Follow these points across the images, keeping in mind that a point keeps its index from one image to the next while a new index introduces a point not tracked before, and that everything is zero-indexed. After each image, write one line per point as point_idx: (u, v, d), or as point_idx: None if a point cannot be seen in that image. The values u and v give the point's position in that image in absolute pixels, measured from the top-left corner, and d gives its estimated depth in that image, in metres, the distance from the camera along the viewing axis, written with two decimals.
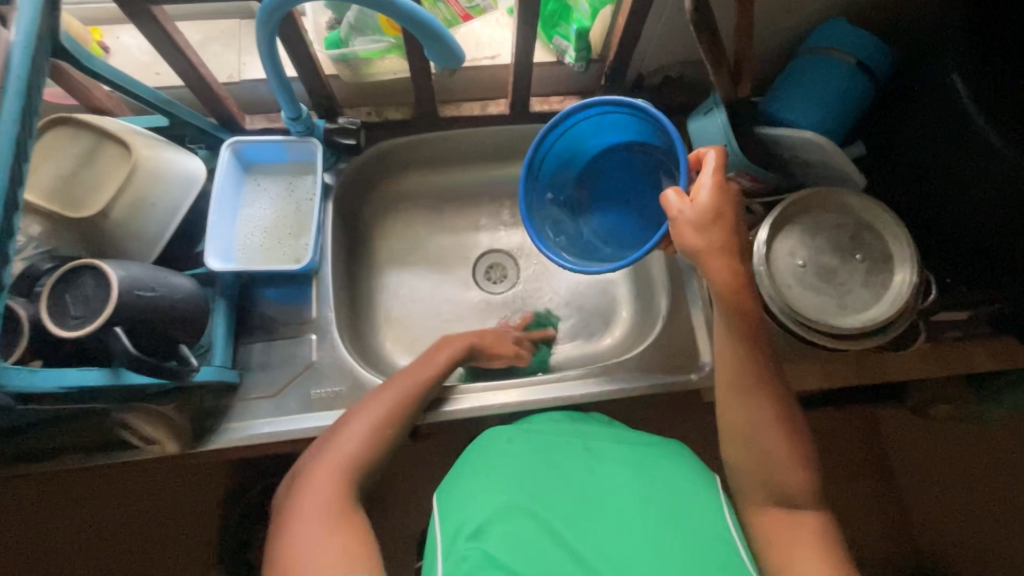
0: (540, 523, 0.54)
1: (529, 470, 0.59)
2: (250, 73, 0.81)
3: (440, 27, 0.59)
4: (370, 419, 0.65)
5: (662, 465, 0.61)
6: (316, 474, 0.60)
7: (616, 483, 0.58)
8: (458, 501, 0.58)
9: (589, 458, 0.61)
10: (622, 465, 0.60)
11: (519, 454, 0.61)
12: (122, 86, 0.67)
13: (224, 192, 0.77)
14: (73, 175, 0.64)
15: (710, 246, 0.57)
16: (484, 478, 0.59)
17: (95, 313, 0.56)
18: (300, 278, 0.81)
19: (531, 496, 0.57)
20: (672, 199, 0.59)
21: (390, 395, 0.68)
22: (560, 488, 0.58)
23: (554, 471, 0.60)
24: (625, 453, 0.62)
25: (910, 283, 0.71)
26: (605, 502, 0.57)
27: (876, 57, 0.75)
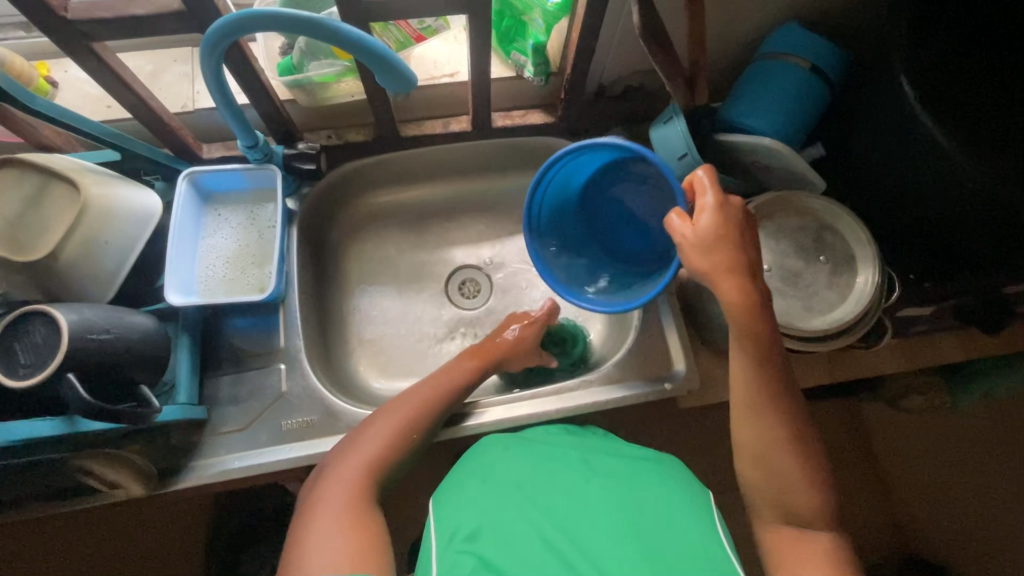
0: (529, 527, 0.54)
1: (520, 474, 0.60)
2: (204, 102, 0.80)
3: (387, 53, 0.58)
4: (391, 422, 0.67)
5: (646, 477, 0.60)
6: (336, 473, 0.62)
7: (601, 488, 0.58)
8: (452, 506, 0.59)
9: (580, 463, 0.62)
10: (610, 475, 0.60)
11: (512, 458, 0.62)
12: (68, 124, 0.65)
13: (183, 225, 0.76)
14: (18, 219, 0.62)
15: (717, 268, 0.57)
16: (480, 483, 0.60)
17: (46, 362, 0.55)
18: (266, 306, 0.80)
19: (523, 500, 0.57)
20: (676, 222, 0.60)
21: (417, 397, 0.71)
22: (552, 490, 0.58)
23: (546, 475, 0.60)
24: (616, 463, 0.62)
25: (872, 283, 0.72)
26: (589, 505, 0.56)
27: (829, 61, 0.76)
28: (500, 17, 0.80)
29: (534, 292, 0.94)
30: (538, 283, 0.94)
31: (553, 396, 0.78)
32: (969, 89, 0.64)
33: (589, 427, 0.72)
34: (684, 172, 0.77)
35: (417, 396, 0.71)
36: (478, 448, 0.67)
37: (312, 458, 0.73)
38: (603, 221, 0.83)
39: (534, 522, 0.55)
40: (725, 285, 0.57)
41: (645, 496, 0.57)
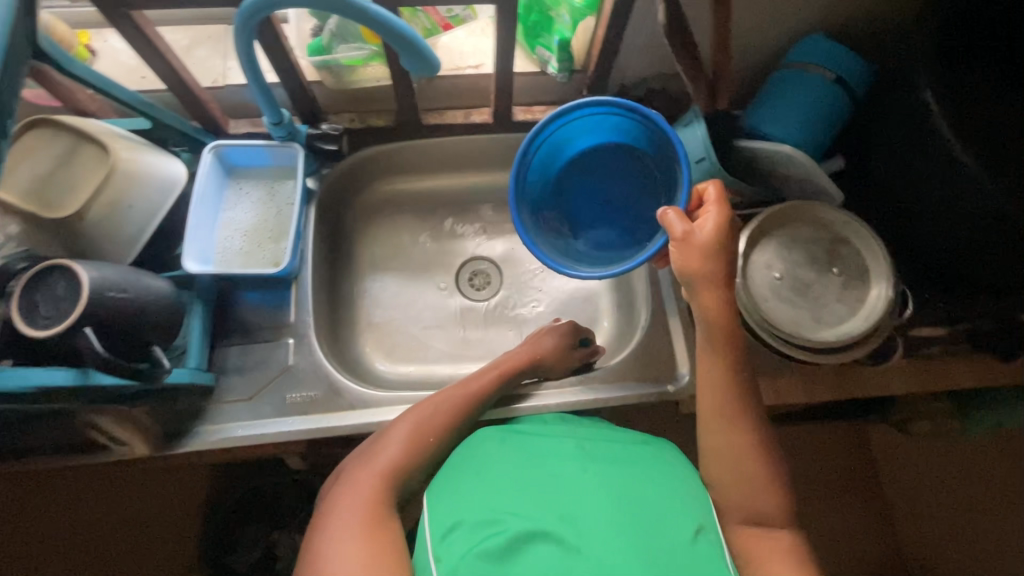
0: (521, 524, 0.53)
1: (515, 469, 0.59)
2: (235, 78, 0.82)
3: (415, 38, 0.60)
4: (412, 424, 0.67)
5: (645, 468, 0.60)
6: (358, 476, 0.62)
7: (605, 483, 0.57)
8: (451, 499, 0.58)
9: (581, 456, 0.60)
10: (610, 467, 0.59)
11: (507, 452, 0.61)
12: (102, 89, 0.67)
13: (205, 196, 0.78)
14: (50, 176, 0.65)
15: (711, 276, 0.60)
16: (474, 477, 0.59)
17: (65, 313, 0.56)
18: (278, 282, 0.81)
19: (515, 495, 0.56)
20: (675, 219, 0.60)
21: (429, 409, 0.69)
22: (546, 486, 0.57)
23: (542, 469, 0.59)
24: (616, 453, 0.62)
25: (886, 298, 0.71)
26: (586, 502, 0.55)
27: (852, 73, 0.76)
28: (527, 11, 0.81)
29: (543, 288, 0.94)
30: (548, 278, 0.95)
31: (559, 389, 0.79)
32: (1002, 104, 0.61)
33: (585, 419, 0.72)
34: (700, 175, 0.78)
35: (423, 409, 0.68)
36: (471, 441, 0.65)
37: (312, 433, 0.74)
38: (576, 208, 0.83)
39: (525, 517, 0.54)
40: (706, 296, 0.60)
41: (645, 492, 0.56)
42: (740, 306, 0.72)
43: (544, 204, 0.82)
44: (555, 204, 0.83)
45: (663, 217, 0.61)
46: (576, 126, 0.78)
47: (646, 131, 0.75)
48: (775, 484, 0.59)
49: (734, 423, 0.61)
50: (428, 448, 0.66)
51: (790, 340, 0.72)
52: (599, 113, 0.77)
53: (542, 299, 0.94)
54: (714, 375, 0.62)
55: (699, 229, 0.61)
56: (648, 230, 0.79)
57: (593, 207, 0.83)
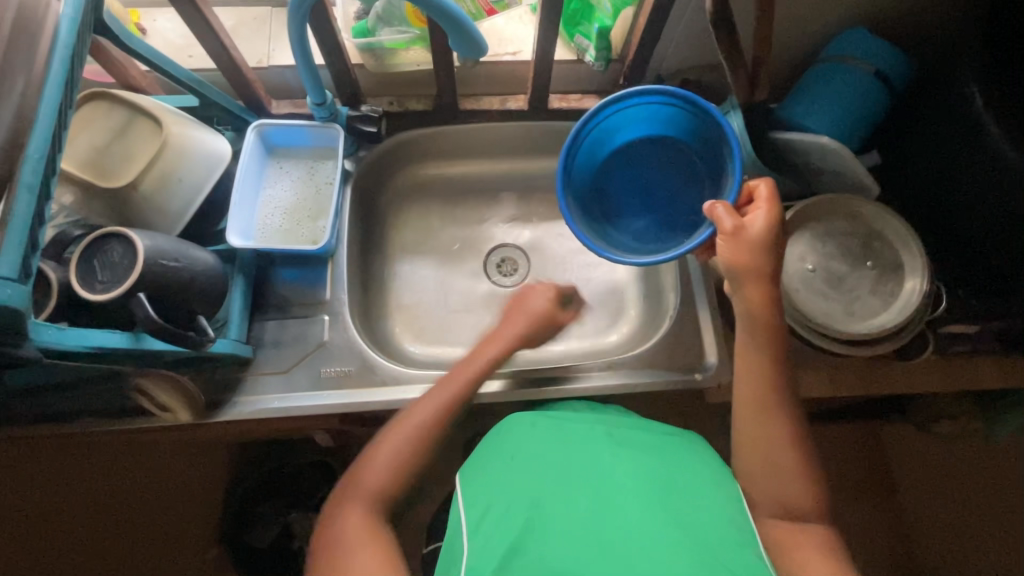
0: (550, 507, 0.54)
1: (545, 451, 0.60)
2: (279, 59, 0.84)
3: (464, 19, 0.62)
4: (425, 414, 0.67)
5: (672, 456, 0.61)
6: (375, 460, 0.64)
7: (635, 466, 0.58)
8: (481, 483, 0.60)
9: (610, 441, 0.62)
10: (640, 453, 0.60)
11: (540, 434, 0.63)
12: (157, 64, 0.69)
13: (248, 173, 0.80)
14: (106, 148, 0.67)
15: (758, 271, 0.60)
16: (507, 459, 0.61)
17: (121, 279, 0.59)
18: (315, 260, 0.83)
19: (543, 479, 0.57)
20: (724, 213, 0.61)
21: (429, 401, 0.68)
22: (576, 468, 0.57)
23: (574, 453, 0.59)
24: (644, 441, 0.63)
25: (920, 290, 0.71)
26: (618, 483, 0.55)
27: (893, 66, 0.76)
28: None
29: (571, 275, 0.95)
30: (577, 265, 0.96)
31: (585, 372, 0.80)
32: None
33: (613, 407, 0.73)
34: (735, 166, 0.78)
35: (429, 398, 0.68)
36: (501, 426, 0.68)
37: (346, 406, 0.76)
38: (616, 196, 0.83)
39: (553, 501, 0.54)
40: (751, 290, 0.61)
41: (675, 476, 0.57)
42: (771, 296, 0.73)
43: (586, 189, 0.82)
44: (597, 189, 0.83)
45: (712, 211, 0.62)
46: (622, 118, 0.79)
47: (698, 126, 0.76)
48: (803, 471, 0.60)
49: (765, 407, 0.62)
50: (433, 440, 0.66)
51: (821, 331, 0.72)
52: (653, 103, 0.77)
53: (569, 287, 0.95)
54: (747, 362, 0.63)
55: (749, 225, 0.61)
56: (686, 225, 0.79)
57: (632, 197, 0.83)
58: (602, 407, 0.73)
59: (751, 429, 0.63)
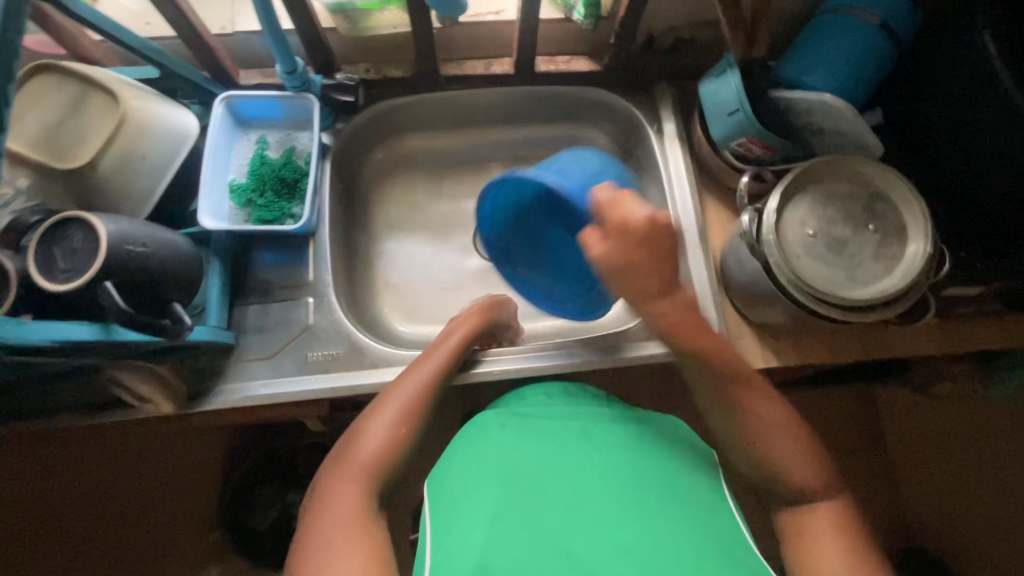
0: (532, 526, 0.52)
1: (517, 460, 0.57)
2: (244, 24, 0.78)
3: None
4: (404, 398, 0.63)
5: (647, 442, 0.60)
6: (370, 426, 0.61)
7: (617, 468, 0.57)
8: (455, 492, 0.57)
9: (586, 443, 0.59)
10: (616, 450, 0.59)
11: (512, 440, 0.59)
12: (110, 32, 0.64)
13: (217, 149, 0.75)
14: (59, 125, 0.62)
15: (625, 266, 0.59)
16: (474, 469, 0.58)
17: (85, 268, 0.55)
18: (296, 241, 0.79)
19: (516, 496, 0.55)
20: (608, 203, 0.59)
21: (437, 356, 0.69)
22: (553, 480, 0.56)
23: (547, 459, 0.57)
24: (616, 432, 0.61)
25: (923, 255, 0.69)
26: (597, 495, 0.54)
27: (898, 16, 0.71)
28: None
29: None
30: None
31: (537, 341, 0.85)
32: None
33: (587, 387, 0.70)
34: (733, 129, 0.75)
35: (412, 376, 0.66)
36: (475, 423, 0.64)
37: (335, 391, 0.74)
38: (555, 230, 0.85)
39: (534, 517, 0.53)
40: (632, 282, 0.59)
41: (650, 474, 0.57)
42: (771, 261, 0.69)
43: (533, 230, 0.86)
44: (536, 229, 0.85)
45: (597, 200, 0.60)
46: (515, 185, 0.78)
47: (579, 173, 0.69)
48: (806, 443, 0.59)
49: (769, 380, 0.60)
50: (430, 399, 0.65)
51: (823, 299, 0.69)
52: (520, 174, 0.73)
53: None
54: None
55: (632, 215, 0.58)
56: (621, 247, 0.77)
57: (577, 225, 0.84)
58: (579, 389, 0.70)
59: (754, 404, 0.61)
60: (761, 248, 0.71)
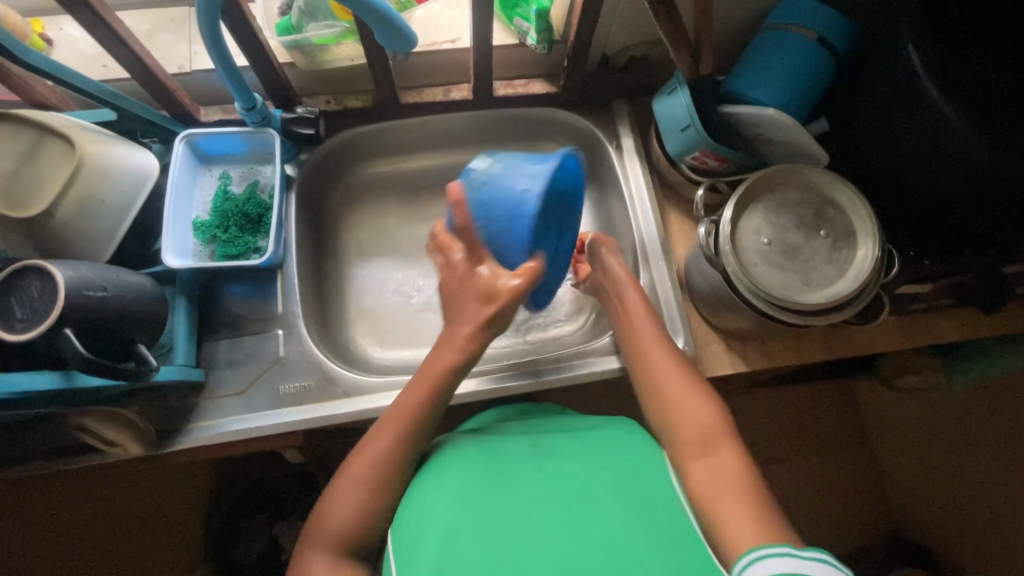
0: (482, 536, 0.52)
1: (472, 480, 0.58)
2: (202, 63, 0.78)
3: (389, 11, 0.59)
4: (397, 423, 0.61)
5: (599, 441, 0.62)
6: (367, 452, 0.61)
7: (567, 468, 0.59)
8: (419, 508, 0.56)
9: (539, 454, 0.61)
10: (568, 453, 0.61)
11: (471, 456, 0.61)
12: (62, 79, 0.65)
13: (179, 187, 0.75)
14: (14, 174, 0.62)
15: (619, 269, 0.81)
16: (434, 490, 0.57)
17: (42, 315, 0.55)
18: (264, 273, 0.80)
19: (469, 509, 0.55)
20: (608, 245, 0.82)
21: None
22: (509, 491, 0.56)
23: (503, 471, 0.59)
24: (571, 440, 0.63)
25: (872, 257, 0.71)
26: (550, 491, 0.56)
27: (835, 32, 0.75)
28: None
29: None
30: None
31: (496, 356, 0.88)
32: (983, 72, 0.64)
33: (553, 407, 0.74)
34: (687, 143, 0.77)
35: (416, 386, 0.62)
36: (431, 449, 0.65)
37: (308, 422, 0.73)
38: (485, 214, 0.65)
39: (490, 521, 0.53)
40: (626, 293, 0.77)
41: (600, 465, 0.58)
42: (730, 272, 0.71)
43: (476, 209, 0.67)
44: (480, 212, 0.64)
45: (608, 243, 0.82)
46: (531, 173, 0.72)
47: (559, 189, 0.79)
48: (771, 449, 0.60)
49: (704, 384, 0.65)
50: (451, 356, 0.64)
51: (780, 304, 0.71)
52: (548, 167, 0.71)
53: None
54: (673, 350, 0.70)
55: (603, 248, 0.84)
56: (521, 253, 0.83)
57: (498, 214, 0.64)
58: (540, 407, 0.74)
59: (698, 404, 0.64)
60: (719, 259, 0.73)
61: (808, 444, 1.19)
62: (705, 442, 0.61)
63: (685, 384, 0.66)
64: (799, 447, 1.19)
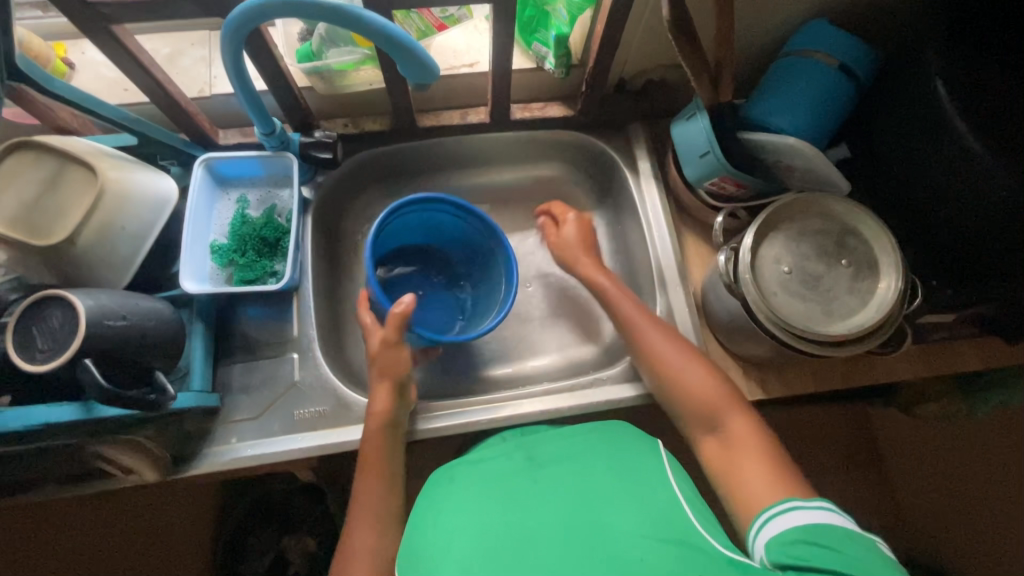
0: (494, 548, 0.55)
1: (476, 499, 0.61)
2: (221, 87, 0.79)
3: (411, 42, 0.59)
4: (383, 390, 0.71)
5: (592, 447, 0.65)
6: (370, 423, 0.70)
7: (561, 476, 0.62)
8: (431, 540, 0.58)
9: (531, 467, 0.64)
10: (561, 463, 0.64)
11: (471, 478, 0.65)
12: (84, 105, 0.65)
13: (198, 210, 0.75)
14: (37, 201, 0.62)
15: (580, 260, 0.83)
16: (441, 517, 0.60)
17: (62, 347, 0.55)
18: (280, 297, 0.80)
19: (477, 529, 0.57)
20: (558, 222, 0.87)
21: (374, 439, 0.69)
22: (509, 497, 0.60)
23: (501, 492, 0.61)
24: (564, 446, 0.67)
25: (895, 289, 0.70)
26: (546, 500, 0.59)
27: (857, 59, 0.75)
28: (523, 6, 0.79)
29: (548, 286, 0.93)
30: (551, 276, 0.93)
31: (510, 381, 0.88)
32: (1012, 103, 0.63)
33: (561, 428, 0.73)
34: (705, 169, 0.77)
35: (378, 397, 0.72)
36: (435, 478, 0.68)
37: (323, 448, 0.73)
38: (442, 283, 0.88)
39: (495, 535, 0.56)
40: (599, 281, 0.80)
41: (593, 469, 0.61)
42: (749, 300, 0.70)
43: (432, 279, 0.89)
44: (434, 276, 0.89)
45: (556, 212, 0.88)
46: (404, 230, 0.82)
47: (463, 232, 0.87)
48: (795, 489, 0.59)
49: (691, 363, 0.69)
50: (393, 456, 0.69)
51: (801, 336, 0.69)
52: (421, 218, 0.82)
53: (547, 298, 0.92)
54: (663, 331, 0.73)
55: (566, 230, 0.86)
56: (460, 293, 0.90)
57: None
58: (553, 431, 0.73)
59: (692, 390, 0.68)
60: (739, 287, 0.72)
61: (815, 466, 1.15)
62: (712, 421, 0.65)
63: (684, 358, 0.70)
64: (809, 471, 1.15)
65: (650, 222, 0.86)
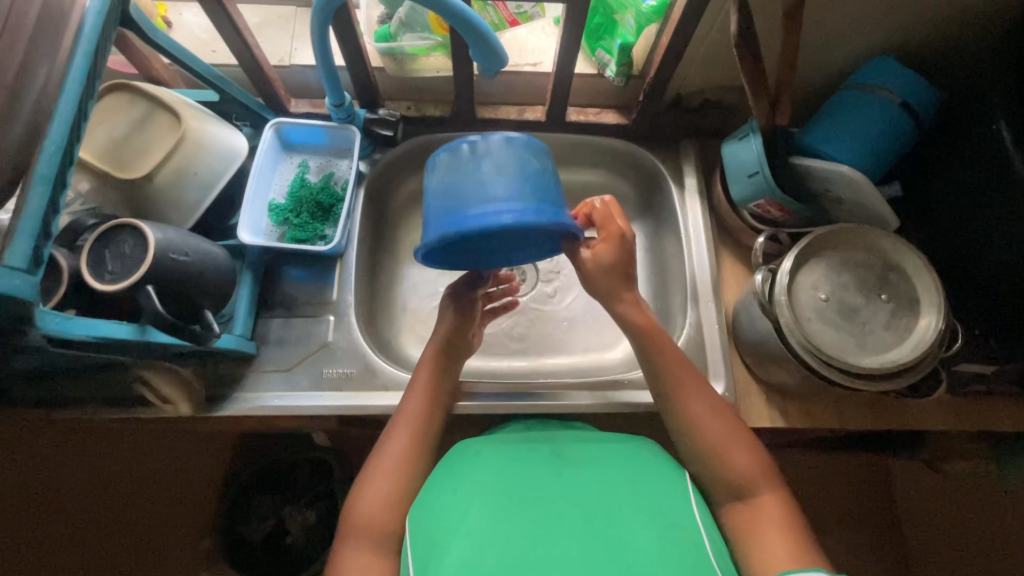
0: (512, 530, 0.58)
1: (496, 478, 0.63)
2: (300, 58, 0.84)
3: (485, 28, 0.62)
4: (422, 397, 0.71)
5: (618, 460, 0.66)
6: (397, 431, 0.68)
7: (582, 483, 0.63)
8: (449, 507, 0.61)
9: (557, 461, 0.66)
10: (586, 467, 0.65)
11: (489, 458, 0.66)
12: (180, 59, 0.70)
13: (262, 169, 0.80)
14: (124, 139, 0.68)
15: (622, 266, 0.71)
16: (463, 488, 0.63)
17: (130, 271, 0.59)
18: (324, 261, 0.83)
19: (500, 508, 0.60)
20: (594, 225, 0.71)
21: (404, 439, 0.67)
22: (531, 485, 0.63)
23: (524, 475, 0.64)
24: (591, 452, 0.67)
25: (934, 328, 0.69)
26: (569, 499, 0.61)
27: (920, 98, 0.75)
28: (592, 13, 0.83)
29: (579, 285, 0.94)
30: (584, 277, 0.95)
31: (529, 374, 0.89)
32: None
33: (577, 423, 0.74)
34: (753, 189, 0.77)
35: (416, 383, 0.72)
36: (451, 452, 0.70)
37: (344, 409, 0.76)
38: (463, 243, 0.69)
39: (515, 521, 0.59)
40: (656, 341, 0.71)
41: (614, 483, 0.63)
42: (782, 321, 0.70)
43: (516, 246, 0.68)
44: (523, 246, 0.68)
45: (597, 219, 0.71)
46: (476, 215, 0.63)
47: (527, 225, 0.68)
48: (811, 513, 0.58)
49: (730, 432, 0.66)
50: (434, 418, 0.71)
51: (832, 364, 0.69)
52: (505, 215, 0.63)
53: (577, 299, 0.94)
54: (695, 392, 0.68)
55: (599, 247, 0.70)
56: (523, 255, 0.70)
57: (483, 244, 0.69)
58: (569, 424, 0.74)
59: (720, 456, 0.65)
60: (774, 308, 0.72)
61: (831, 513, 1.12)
62: (743, 490, 0.63)
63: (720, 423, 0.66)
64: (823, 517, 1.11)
65: (689, 236, 0.87)
